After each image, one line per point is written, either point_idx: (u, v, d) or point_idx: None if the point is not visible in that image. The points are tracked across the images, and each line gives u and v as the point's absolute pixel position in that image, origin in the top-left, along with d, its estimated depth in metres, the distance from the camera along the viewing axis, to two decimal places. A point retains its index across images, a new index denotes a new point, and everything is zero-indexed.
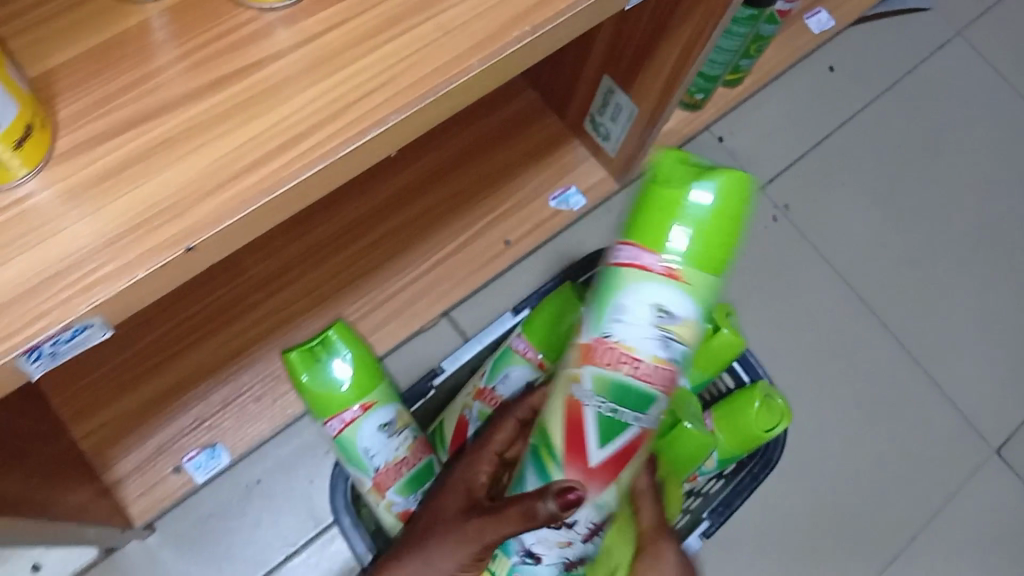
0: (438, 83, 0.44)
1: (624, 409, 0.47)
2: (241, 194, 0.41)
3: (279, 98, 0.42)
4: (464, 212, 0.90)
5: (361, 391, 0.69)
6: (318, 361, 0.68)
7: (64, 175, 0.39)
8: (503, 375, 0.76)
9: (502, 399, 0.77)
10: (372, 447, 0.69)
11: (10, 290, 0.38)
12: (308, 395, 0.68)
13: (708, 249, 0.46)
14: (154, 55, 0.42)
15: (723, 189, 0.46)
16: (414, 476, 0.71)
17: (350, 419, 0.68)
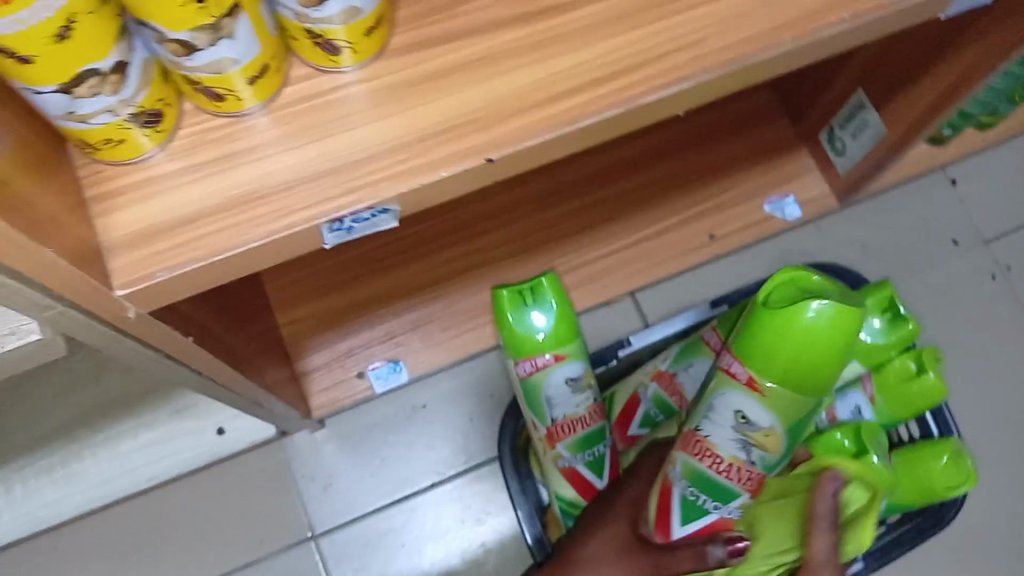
0: (747, 52, 0.44)
1: (705, 497, 0.58)
2: (546, 119, 0.42)
3: (593, 38, 0.43)
4: (675, 198, 0.90)
5: (557, 342, 0.69)
6: (525, 305, 0.70)
7: (394, 70, 0.42)
8: (687, 364, 0.76)
9: (681, 387, 0.76)
10: (554, 396, 0.69)
11: (329, 162, 0.41)
12: (508, 334, 0.70)
13: (817, 361, 0.54)
14: None
15: (825, 316, 0.53)
16: (587, 436, 0.69)
17: (542, 364, 0.69)
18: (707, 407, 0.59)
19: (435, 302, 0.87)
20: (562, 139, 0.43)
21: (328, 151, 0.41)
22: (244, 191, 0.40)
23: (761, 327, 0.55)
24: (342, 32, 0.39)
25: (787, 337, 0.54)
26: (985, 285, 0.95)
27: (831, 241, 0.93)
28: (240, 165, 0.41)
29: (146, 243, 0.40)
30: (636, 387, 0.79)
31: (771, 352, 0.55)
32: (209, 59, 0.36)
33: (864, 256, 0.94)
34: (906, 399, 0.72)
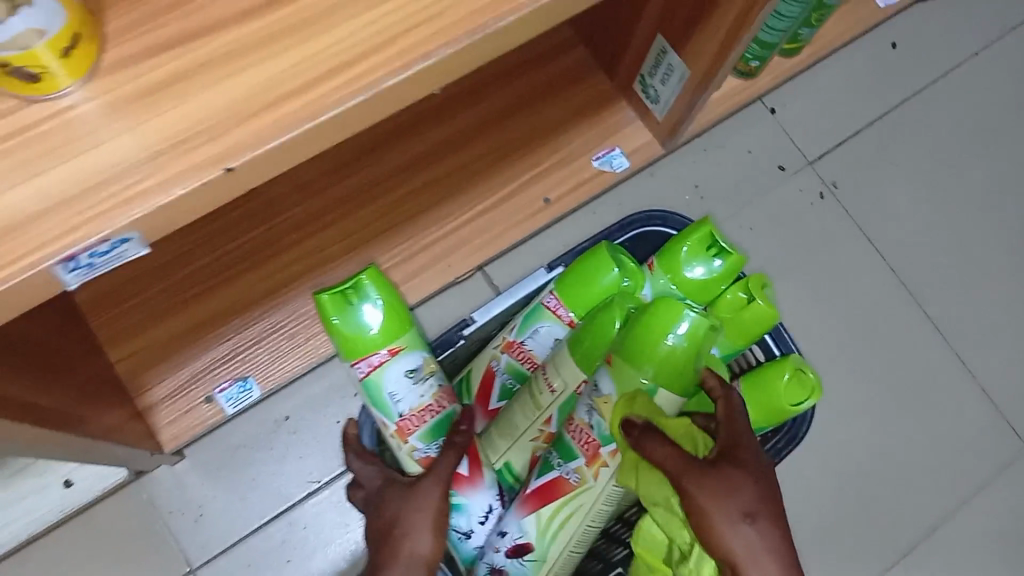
0: (486, 20, 0.43)
1: (558, 455, 0.70)
2: (285, 117, 0.41)
3: (328, 25, 0.42)
4: (504, 167, 0.90)
5: (392, 335, 0.68)
6: (349, 304, 0.67)
7: (111, 88, 0.40)
8: (532, 330, 0.76)
9: (532, 354, 0.77)
10: (397, 392, 0.69)
11: (55, 197, 0.38)
12: (338, 337, 0.68)
13: (663, 360, 0.62)
14: None
15: (691, 328, 0.62)
16: (437, 424, 0.70)
17: (378, 363, 0.68)
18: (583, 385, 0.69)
19: (277, 310, 0.84)
20: (310, 134, 0.41)
21: (50, 186, 0.38)
22: None
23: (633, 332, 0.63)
24: (34, 60, 0.36)
25: (646, 339, 0.62)
26: (815, 205, 0.99)
27: (664, 185, 0.96)
28: None
29: None
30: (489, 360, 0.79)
31: (632, 353, 0.63)
32: None
33: (698, 195, 0.96)
34: (743, 327, 0.72)
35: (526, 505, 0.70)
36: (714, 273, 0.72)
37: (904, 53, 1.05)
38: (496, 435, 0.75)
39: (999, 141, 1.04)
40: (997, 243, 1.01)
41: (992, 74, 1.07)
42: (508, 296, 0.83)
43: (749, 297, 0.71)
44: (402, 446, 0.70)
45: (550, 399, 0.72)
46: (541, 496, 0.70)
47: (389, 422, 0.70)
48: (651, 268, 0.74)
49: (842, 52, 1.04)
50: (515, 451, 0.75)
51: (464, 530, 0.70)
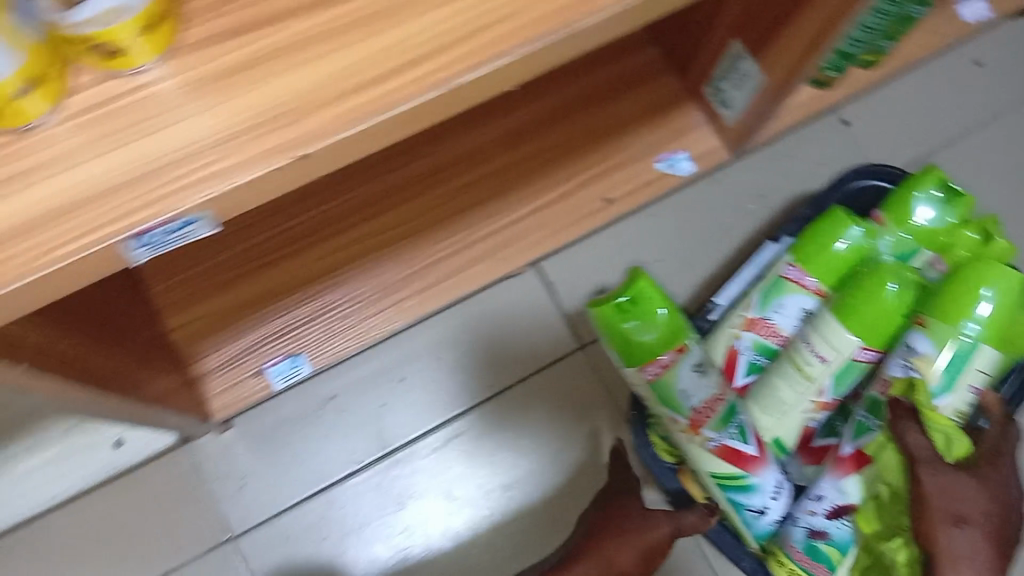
0: (568, 19, 0.42)
1: (865, 416, 0.73)
2: (361, 107, 0.40)
3: (408, 16, 0.41)
4: (567, 163, 0.89)
5: (668, 343, 0.69)
6: (647, 316, 0.68)
7: (186, 68, 0.40)
8: (779, 305, 0.78)
9: (780, 329, 0.78)
10: (689, 389, 0.69)
11: (129, 172, 0.38)
12: (622, 341, 0.69)
13: (998, 315, 0.70)
14: None
15: (1001, 286, 0.70)
16: (726, 412, 0.71)
17: (668, 365, 0.69)
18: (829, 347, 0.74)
19: (332, 291, 0.85)
20: (383, 125, 0.41)
21: (122, 162, 0.39)
22: (32, 216, 0.37)
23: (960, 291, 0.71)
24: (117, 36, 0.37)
25: (973, 297, 0.71)
26: None
27: (729, 193, 0.94)
28: (27, 185, 0.38)
29: None
30: (730, 340, 0.79)
31: (956, 309, 0.71)
32: None
33: (762, 205, 0.94)
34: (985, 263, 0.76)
35: (843, 467, 0.72)
36: (947, 220, 0.77)
37: (989, 73, 1.01)
38: (761, 412, 0.77)
39: None
40: None
41: None
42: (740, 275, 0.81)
43: (986, 237, 0.76)
44: (695, 440, 0.71)
45: (823, 369, 0.75)
46: (856, 458, 0.72)
47: (680, 417, 0.70)
48: (883, 220, 0.77)
49: (922, 67, 1.01)
50: (780, 424, 0.77)
51: (758, 507, 0.74)
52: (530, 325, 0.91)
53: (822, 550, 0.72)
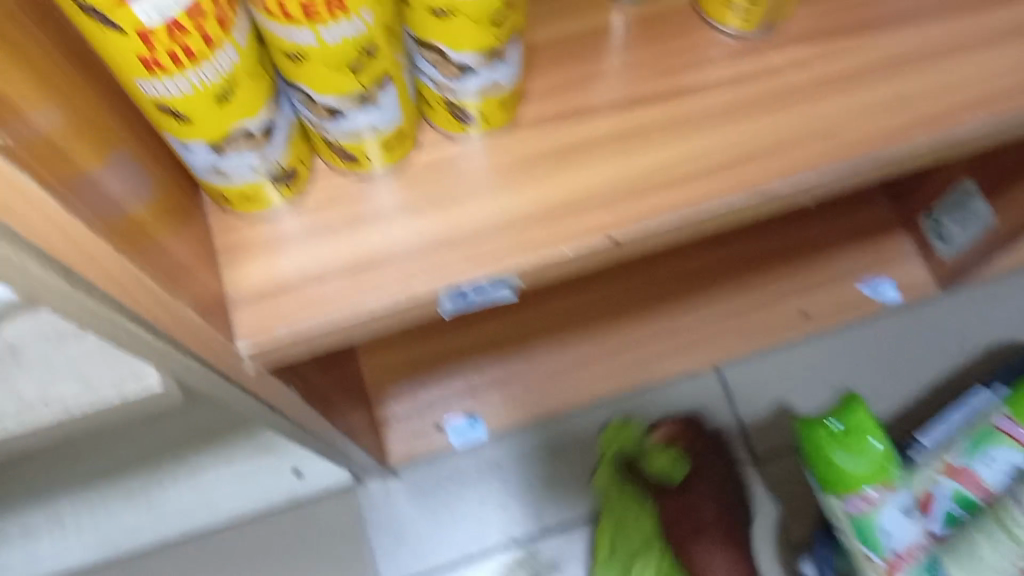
0: (885, 144, 0.43)
1: None
2: (671, 201, 0.42)
3: (728, 121, 0.43)
4: (769, 272, 0.89)
5: (877, 477, 0.68)
6: (858, 449, 0.67)
7: (520, 143, 0.42)
8: (987, 458, 0.75)
9: (986, 481, 0.75)
10: (891, 529, 0.70)
11: (458, 231, 0.41)
12: (828, 471, 0.68)
13: None
14: (607, 57, 0.44)
15: None
16: (922, 564, 0.71)
17: (874, 501, 0.69)
18: None
19: (520, 359, 0.87)
20: (690, 221, 0.42)
21: (455, 221, 0.41)
22: (371, 253, 0.41)
23: None
24: (480, 106, 0.39)
25: None
26: None
27: (929, 328, 0.91)
28: (369, 227, 0.41)
29: (269, 299, 0.40)
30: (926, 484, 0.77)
31: None
32: (351, 126, 0.37)
33: (964, 346, 0.91)
34: None
35: None
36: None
37: None
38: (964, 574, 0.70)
39: None
40: None
41: None
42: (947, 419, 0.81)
43: None
44: None
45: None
46: None
47: (879, 556, 0.71)
48: None
49: None
50: None
51: None
52: (703, 429, 0.89)
53: None
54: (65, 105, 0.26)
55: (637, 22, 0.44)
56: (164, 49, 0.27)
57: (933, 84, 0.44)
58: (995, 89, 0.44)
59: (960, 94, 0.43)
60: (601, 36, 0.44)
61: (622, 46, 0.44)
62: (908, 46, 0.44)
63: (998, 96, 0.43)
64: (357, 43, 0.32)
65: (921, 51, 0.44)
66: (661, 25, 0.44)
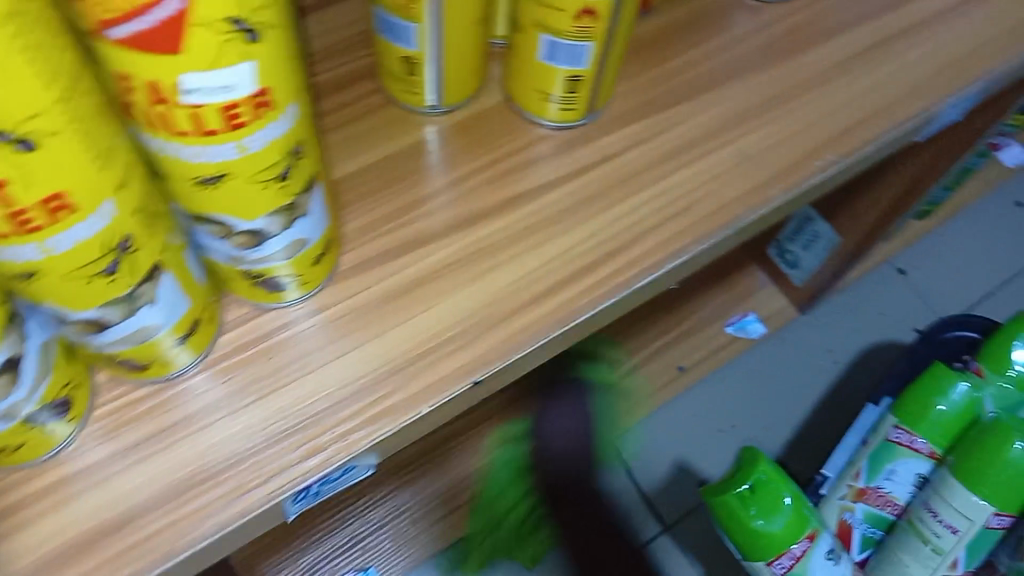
0: (741, 212, 0.40)
1: None
2: (536, 321, 0.36)
3: (573, 221, 0.39)
4: (636, 333, 0.86)
5: (797, 532, 0.64)
6: (772, 506, 0.63)
7: (347, 294, 0.36)
8: (889, 473, 0.72)
9: (894, 497, 0.72)
10: None
11: (294, 416, 0.34)
12: (751, 538, 0.63)
13: None
14: (428, 178, 0.40)
15: None
16: None
17: (800, 554, 0.64)
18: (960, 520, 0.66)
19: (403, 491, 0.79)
20: (562, 337, 0.37)
21: (284, 408, 0.34)
22: (185, 473, 0.33)
23: None
24: (287, 269, 0.33)
25: None
26: None
27: (799, 351, 0.91)
28: (180, 441, 0.33)
29: (64, 568, 0.31)
30: (840, 513, 0.74)
31: None
32: (126, 332, 0.29)
33: (835, 360, 0.91)
34: None
35: None
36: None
37: None
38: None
39: None
40: None
41: None
42: (851, 437, 0.77)
43: None
44: None
45: (953, 541, 0.68)
46: None
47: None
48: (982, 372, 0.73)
49: (964, 213, 1.02)
50: None
51: None
52: None
53: None
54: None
55: (452, 129, 0.41)
56: None
57: (765, 142, 0.42)
58: (828, 134, 0.42)
59: (797, 145, 0.42)
60: (419, 153, 0.40)
61: (441, 163, 0.40)
62: (732, 108, 0.43)
63: (833, 140, 0.42)
64: (105, 239, 0.25)
65: (745, 112, 0.43)
66: (476, 130, 0.41)
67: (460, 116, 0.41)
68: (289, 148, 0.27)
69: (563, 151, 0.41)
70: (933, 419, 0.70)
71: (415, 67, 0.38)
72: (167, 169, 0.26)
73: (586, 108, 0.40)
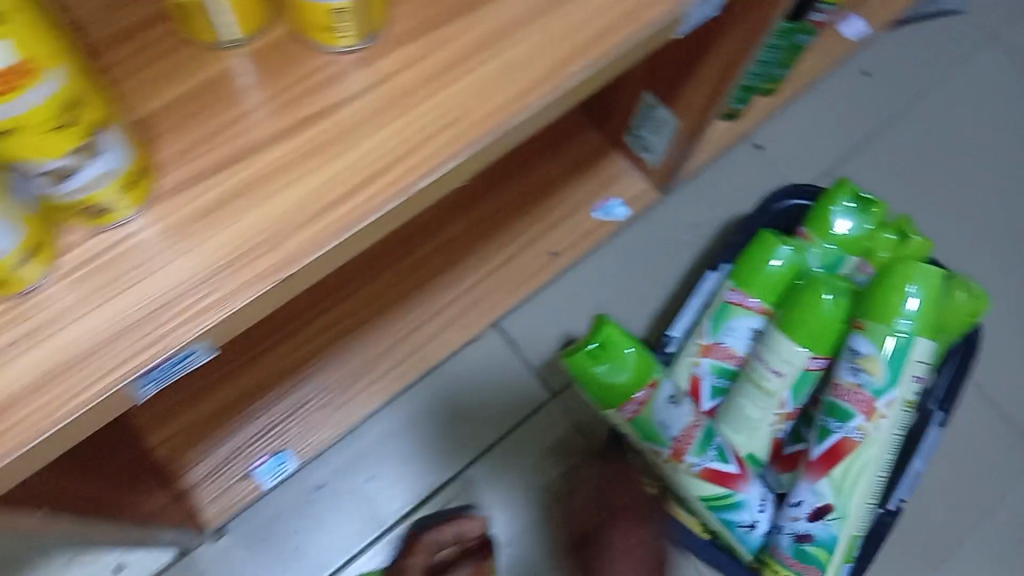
0: (507, 117, 0.47)
1: (831, 420, 0.77)
2: (332, 224, 0.44)
3: (361, 135, 0.46)
4: (512, 225, 0.95)
5: (639, 380, 0.76)
6: (615, 357, 0.75)
7: (166, 213, 0.43)
8: (728, 327, 0.83)
9: (733, 349, 0.83)
10: (667, 419, 0.77)
11: (130, 316, 0.41)
12: (601, 388, 0.76)
13: (930, 309, 0.74)
14: (240, 99, 0.46)
15: (926, 283, 0.74)
16: (703, 438, 0.78)
17: (643, 401, 0.76)
18: (782, 361, 0.79)
19: (304, 383, 0.88)
20: (356, 237, 0.45)
21: (120, 312, 0.41)
22: (34, 376, 0.40)
23: (884, 284, 0.76)
24: (98, 199, 0.39)
25: (899, 286, 0.74)
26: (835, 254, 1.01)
27: (664, 231, 1.00)
28: (27, 350, 0.40)
29: None
30: (691, 368, 0.84)
31: (886, 304, 0.75)
32: None
33: (698, 235, 1.00)
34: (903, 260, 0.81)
35: (815, 471, 0.77)
36: (864, 227, 0.83)
37: (877, 81, 1.11)
38: (730, 431, 0.82)
39: (981, 159, 1.08)
40: (992, 250, 1.04)
41: (964, 94, 1.12)
42: (694, 304, 0.87)
43: (904, 234, 0.82)
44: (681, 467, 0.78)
45: (780, 384, 0.80)
46: (829, 457, 0.77)
47: (664, 448, 0.77)
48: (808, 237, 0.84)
49: (820, 87, 1.09)
50: (751, 442, 0.82)
51: (747, 522, 0.80)
52: (501, 383, 0.94)
53: (810, 552, 0.77)
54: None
55: (256, 56, 0.47)
56: None
57: (534, 49, 0.48)
58: (586, 39, 0.49)
59: (560, 49, 0.48)
60: (224, 82, 0.46)
61: (253, 85, 0.46)
62: (505, 21, 0.48)
63: (585, 46, 0.49)
64: None
65: (512, 23, 0.48)
66: (278, 56, 0.47)
67: (261, 45, 0.47)
68: (65, 106, 0.34)
69: (364, 65, 0.47)
70: (764, 277, 0.81)
71: (198, 11, 0.42)
72: None
73: (363, 32, 0.46)
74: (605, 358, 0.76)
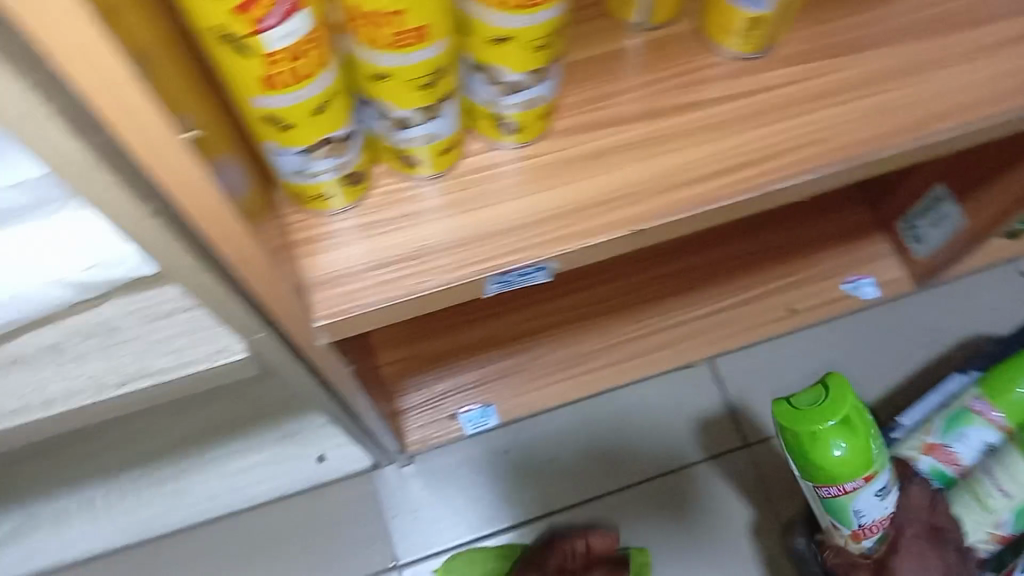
0: (867, 151, 0.50)
1: None
2: (688, 198, 0.49)
3: (730, 131, 0.50)
4: (760, 270, 0.96)
5: (859, 465, 0.63)
6: (846, 425, 0.61)
7: (553, 149, 0.50)
8: (962, 435, 0.80)
9: (959, 458, 0.81)
10: (863, 510, 0.67)
11: (506, 223, 0.48)
12: (814, 460, 0.63)
13: None
14: (628, 76, 0.51)
15: None
16: None
17: (849, 490, 0.65)
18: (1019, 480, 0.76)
19: (524, 354, 0.93)
20: (703, 215, 0.49)
21: (498, 217, 0.48)
22: (419, 245, 0.48)
23: None
24: (521, 116, 0.46)
25: None
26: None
27: (904, 322, 1.00)
28: (419, 223, 0.48)
29: (337, 284, 0.47)
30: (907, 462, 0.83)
31: None
32: (416, 133, 0.43)
33: (936, 340, 0.99)
34: None
35: None
36: None
37: None
38: None
39: None
40: None
41: None
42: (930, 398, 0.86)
43: None
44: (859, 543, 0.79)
45: (1006, 504, 0.77)
46: None
47: (844, 528, 0.70)
48: None
49: None
50: None
51: None
52: (701, 414, 0.98)
53: None
54: (196, 110, 0.31)
55: (649, 45, 0.52)
56: (282, 71, 0.33)
57: (906, 99, 0.51)
58: (955, 105, 0.51)
59: (929, 107, 0.51)
60: (623, 56, 0.51)
61: (641, 64, 0.51)
62: (888, 64, 0.52)
63: (953, 110, 0.51)
64: (426, 65, 0.38)
65: (891, 72, 0.52)
66: (670, 47, 0.52)
67: (656, 37, 0.52)
68: (551, 33, 0.39)
69: (742, 75, 0.51)
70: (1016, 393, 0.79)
71: None
72: (473, 27, 0.39)
73: (762, 44, 0.50)
74: (828, 420, 0.61)
